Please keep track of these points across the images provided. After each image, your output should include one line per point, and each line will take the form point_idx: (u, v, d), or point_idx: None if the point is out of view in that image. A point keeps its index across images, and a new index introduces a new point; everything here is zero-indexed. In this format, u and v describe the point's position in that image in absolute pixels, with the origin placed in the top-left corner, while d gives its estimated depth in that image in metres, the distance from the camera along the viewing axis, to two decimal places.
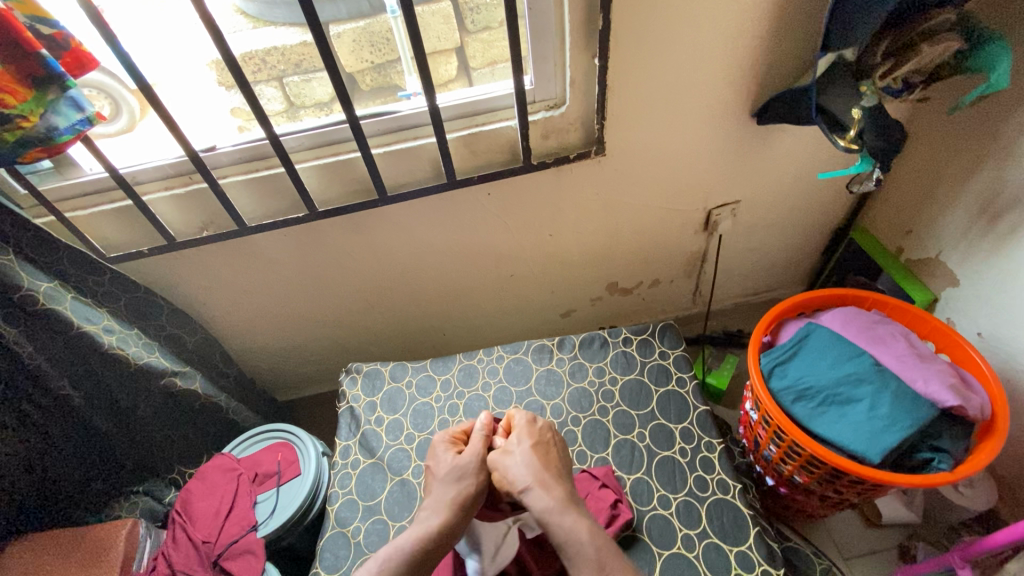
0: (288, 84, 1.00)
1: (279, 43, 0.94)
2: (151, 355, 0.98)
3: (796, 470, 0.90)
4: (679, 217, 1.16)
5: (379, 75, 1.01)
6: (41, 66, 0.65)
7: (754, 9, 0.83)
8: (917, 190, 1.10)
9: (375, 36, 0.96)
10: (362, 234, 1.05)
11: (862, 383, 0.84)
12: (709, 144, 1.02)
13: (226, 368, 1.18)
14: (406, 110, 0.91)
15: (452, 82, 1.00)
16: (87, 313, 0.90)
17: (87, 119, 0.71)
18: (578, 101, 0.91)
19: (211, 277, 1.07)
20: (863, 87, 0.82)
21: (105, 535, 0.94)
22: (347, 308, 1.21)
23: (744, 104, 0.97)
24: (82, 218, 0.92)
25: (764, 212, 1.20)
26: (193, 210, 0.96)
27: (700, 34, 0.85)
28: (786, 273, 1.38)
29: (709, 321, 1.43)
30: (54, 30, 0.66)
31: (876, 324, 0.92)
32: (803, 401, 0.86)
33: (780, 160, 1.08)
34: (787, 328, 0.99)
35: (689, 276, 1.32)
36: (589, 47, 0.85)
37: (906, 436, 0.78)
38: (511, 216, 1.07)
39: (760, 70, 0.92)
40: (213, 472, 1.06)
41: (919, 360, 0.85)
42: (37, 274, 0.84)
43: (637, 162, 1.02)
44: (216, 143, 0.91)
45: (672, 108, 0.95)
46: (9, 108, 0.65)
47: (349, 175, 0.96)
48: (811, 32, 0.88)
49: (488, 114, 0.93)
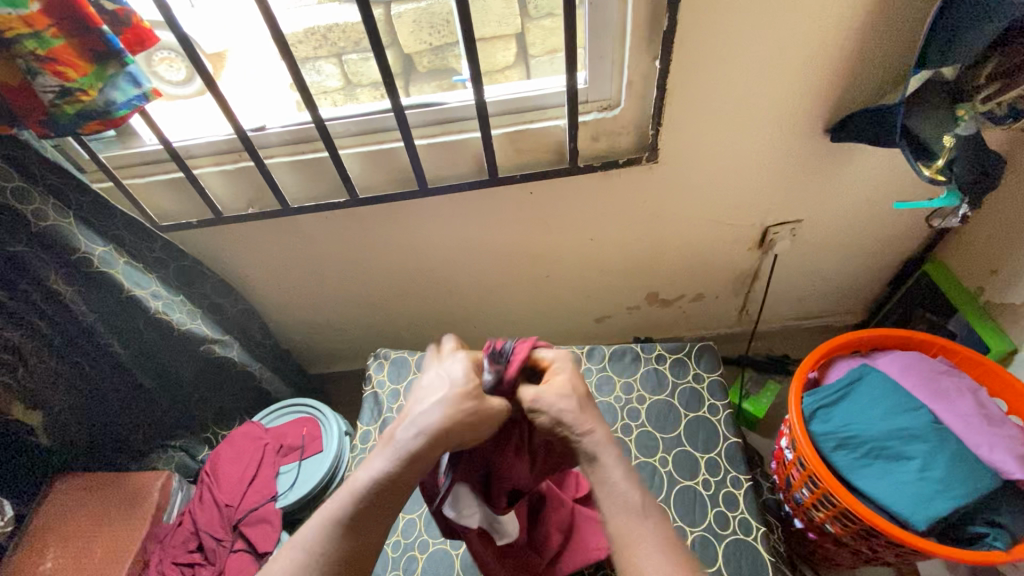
0: (346, 62, 0.99)
1: (341, 21, 0.94)
2: (193, 322, 1.02)
3: (828, 519, 0.83)
4: (733, 232, 1.08)
5: (436, 58, 0.98)
6: (102, 42, 0.67)
7: (840, 16, 0.75)
8: (1008, 227, 0.98)
9: (435, 17, 0.93)
10: (400, 223, 1.04)
11: (917, 439, 0.77)
12: (771, 161, 0.95)
13: (264, 338, 1.22)
14: (454, 103, 0.89)
15: (509, 69, 0.95)
16: (137, 278, 0.94)
17: (143, 94, 0.72)
18: (634, 105, 0.86)
19: (254, 251, 1.09)
20: (960, 112, 0.75)
21: (140, 483, 1.00)
22: (381, 293, 1.22)
23: (818, 118, 0.88)
24: (139, 186, 0.97)
25: (829, 234, 1.10)
26: (242, 186, 0.98)
27: (777, 37, 0.77)
28: (846, 300, 1.27)
29: (753, 342, 1.34)
30: (116, 6, 0.68)
31: (941, 375, 0.84)
32: (845, 449, 0.80)
33: (853, 181, 0.99)
34: (837, 367, 0.92)
35: (737, 294, 1.24)
36: (651, 49, 0.79)
37: (959, 505, 0.71)
38: (551, 217, 1.04)
39: (840, 83, 0.83)
40: (242, 439, 1.11)
41: (986, 423, 0.77)
42: (94, 238, 0.88)
43: (692, 172, 0.96)
44: (265, 123, 0.92)
45: (735, 118, 0.88)
46: (71, 82, 0.67)
47: (393, 164, 0.95)
48: (905, 45, 0.78)
49: (536, 112, 0.90)
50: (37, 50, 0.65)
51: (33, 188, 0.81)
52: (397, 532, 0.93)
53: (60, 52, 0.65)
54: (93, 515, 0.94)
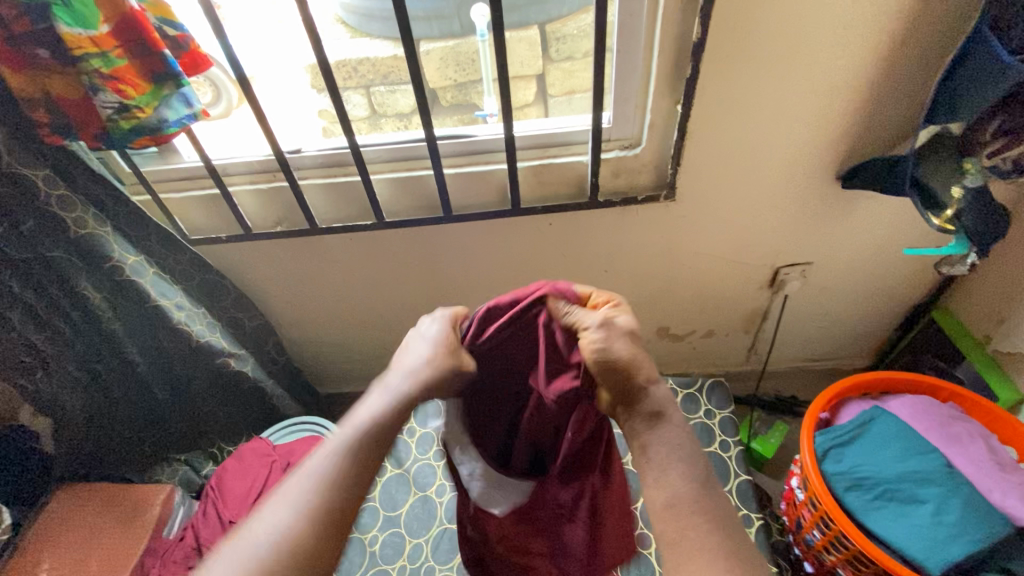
0: (373, 93, 1.08)
1: (372, 55, 1.03)
2: (212, 335, 1.04)
3: (840, 563, 0.82)
4: (745, 271, 1.11)
5: (459, 93, 1.07)
6: (161, 64, 0.71)
7: (855, 71, 0.80)
8: (1014, 276, 1.01)
9: (462, 56, 1.03)
10: (423, 248, 1.07)
11: (929, 483, 0.77)
12: (785, 204, 0.98)
13: (277, 355, 1.23)
14: (482, 135, 0.93)
15: (529, 107, 1.03)
16: (163, 288, 0.96)
17: (193, 114, 0.76)
18: (654, 145, 0.91)
19: (277, 268, 1.12)
20: (967, 165, 0.78)
21: (144, 497, 0.98)
22: (395, 316, 1.23)
23: (831, 165, 0.92)
24: (174, 201, 1.01)
25: (838, 278, 1.13)
26: (271, 205, 1.01)
27: (795, 86, 0.81)
28: (856, 343, 1.29)
29: (762, 382, 1.35)
30: (178, 32, 0.72)
31: (952, 421, 0.85)
32: (857, 490, 0.80)
33: (862, 227, 1.02)
34: (849, 408, 0.93)
35: (747, 332, 1.26)
36: (673, 94, 0.84)
37: (974, 551, 0.71)
38: (568, 248, 1.06)
39: (853, 133, 0.88)
40: (250, 455, 1.10)
41: (998, 469, 0.78)
42: (127, 247, 0.91)
43: (707, 210, 0.99)
44: (302, 146, 0.96)
45: (752, 160, 0.91)
46: (129, 99, 0.72)
47: (420, 191, 0.99)
48: (914, 100, 0.83)
49: (561, 147, 0.94)
50: (102, 69, 0.69)
51: (76, 197, 0.83)
52: (405, 556, 0.92)
53: (123, 71, 0.70)
54: (93, 527, 0.93)
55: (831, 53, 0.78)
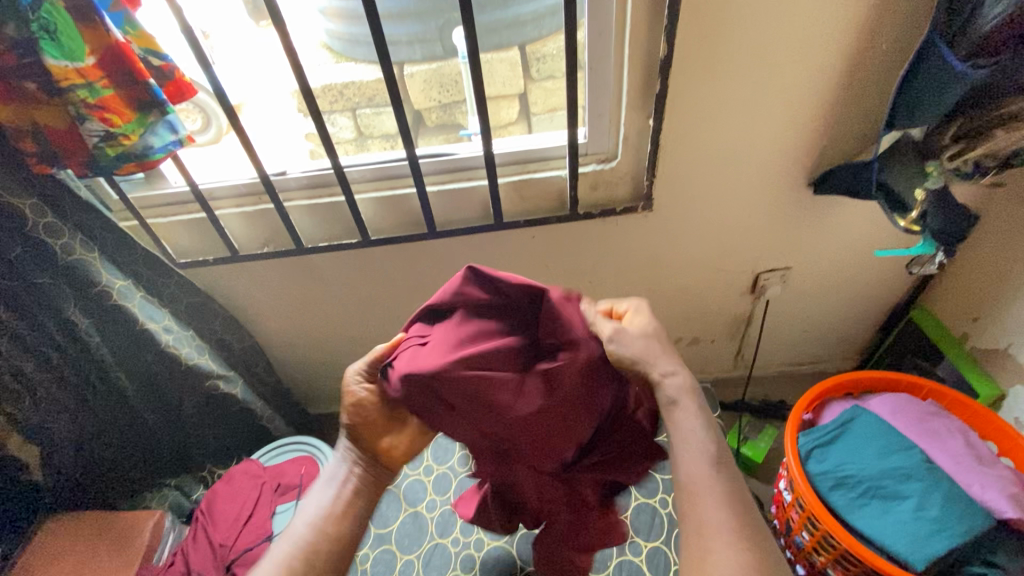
0: (360, 115, 1.10)
1: (357, 78, 1.06)
2: (201, 357, 1.04)
3: (830, 563, 0.82)
4: (727, 278, 1.13)
5: (444, 113, 1.11)
6: (146, 93, 0.73)
7: (818, 80, 0.83)
8: (986, 274, 1.04)
9: (444, 78, 1.07)
10: (408, 265, 1.09)
11: (910, 478, 0.79)
12: (760, 210, 1.01)
13: (266, 376, 1.24)
14: (463, 153, 0.96)
15: (512, 125, 1.06)
16: (151, 312, 0.97)
17: (178, 140, 0.79)
18: (630, 157, 0.93)
19: (266, 288, 1.13)
20: (930, 168, 0.81)
21: (133, 523, 0.97)
22: (385, 333, 1.25)
23: (802, 172, 0.95)
24: (161, 226, 1.02)
25: (817, 282, 1.15)
26: (259, 226, 1.03)
27: (762, 96, 0.85)
28: (839, 345, 1.31)
29: (749, 387, 1.37)
30: (162, 61, 0.75)
31: (931, 417, 0.86)
32: (842, 489, 0.82)
33: (836, 231, 1.05)
34: (831, 408, 0.94)
35: (732, 338, 1.28)
36: (645, 108, 0.87)
37: (955, 545, 0.72)
38: (552, 261, 1.08)
39: (821, 140, 0.91)
40: (240, 477, 1.10)
41: (977, 463, 0.80)
42: (114, 272, 0.92)
43: (684, 219, 1.02)
44: (287, 169, 0.98)
45: (725, 169, 0.94)
46: (115, 127, 0.74)
47: (404, 209, 1.01)
48: (876, 107, 0.87)
49: (540, 162, 0.96)
50: (89, 98, 0.71)
51: (63, 224, 0.85)
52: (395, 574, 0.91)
53: (109, 101, 0.72)
54: (81, 556, 0.91)
55: (793, 65, 0.81)
